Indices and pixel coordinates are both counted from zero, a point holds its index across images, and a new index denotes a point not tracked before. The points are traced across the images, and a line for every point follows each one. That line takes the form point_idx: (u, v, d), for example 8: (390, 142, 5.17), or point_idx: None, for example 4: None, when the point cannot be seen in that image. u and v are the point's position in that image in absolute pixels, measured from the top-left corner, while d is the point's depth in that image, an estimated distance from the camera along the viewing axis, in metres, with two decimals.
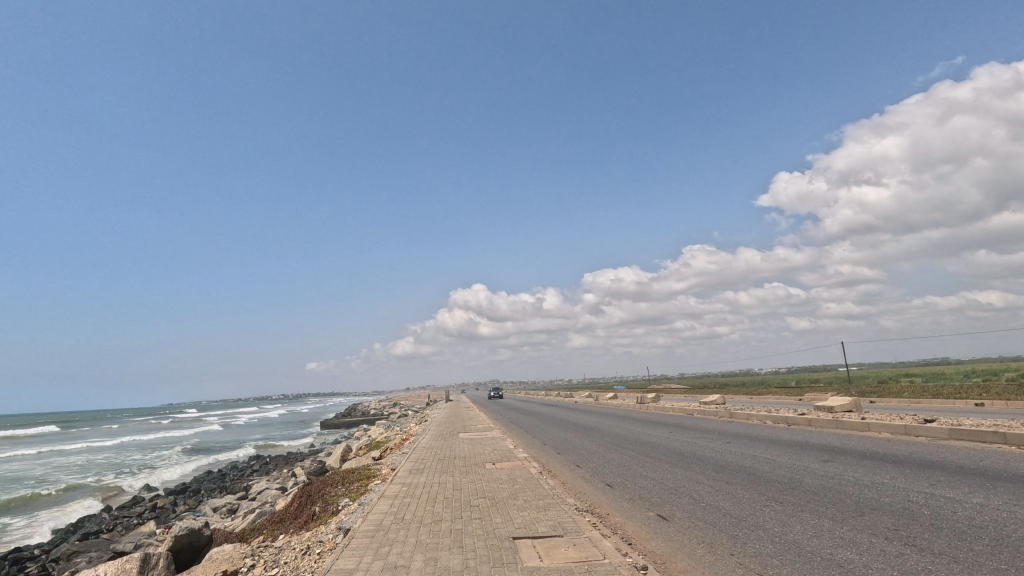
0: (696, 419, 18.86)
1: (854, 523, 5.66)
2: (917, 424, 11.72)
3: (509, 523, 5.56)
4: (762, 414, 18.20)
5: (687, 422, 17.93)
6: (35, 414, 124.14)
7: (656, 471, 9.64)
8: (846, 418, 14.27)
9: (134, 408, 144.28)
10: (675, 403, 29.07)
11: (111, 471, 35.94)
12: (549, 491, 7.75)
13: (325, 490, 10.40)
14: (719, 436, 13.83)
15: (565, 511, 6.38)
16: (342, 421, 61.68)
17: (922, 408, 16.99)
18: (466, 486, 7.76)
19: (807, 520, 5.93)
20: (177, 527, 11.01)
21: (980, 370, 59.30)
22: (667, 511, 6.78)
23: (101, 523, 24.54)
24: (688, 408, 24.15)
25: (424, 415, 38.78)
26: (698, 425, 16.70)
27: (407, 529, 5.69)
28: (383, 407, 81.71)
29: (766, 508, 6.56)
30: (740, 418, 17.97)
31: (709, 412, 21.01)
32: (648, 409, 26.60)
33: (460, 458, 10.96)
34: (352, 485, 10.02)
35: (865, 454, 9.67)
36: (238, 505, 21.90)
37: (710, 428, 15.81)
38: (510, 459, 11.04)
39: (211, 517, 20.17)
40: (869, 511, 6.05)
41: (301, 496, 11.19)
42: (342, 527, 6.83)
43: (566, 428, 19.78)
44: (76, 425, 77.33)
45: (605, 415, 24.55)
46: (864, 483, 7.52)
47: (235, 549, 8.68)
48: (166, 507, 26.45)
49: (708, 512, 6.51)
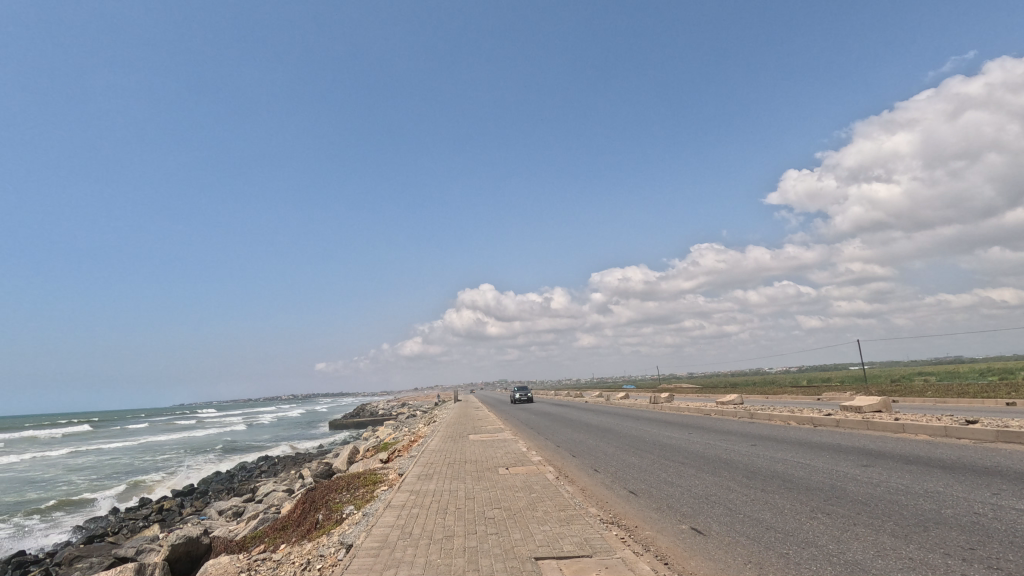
0: (715, 419, 18.13)
1: (921, 541, 5.00)
2: (958, 425, 10.98)
3: (530, 541, 4.95)
4: (785, 414, 17.42)
5: (707, 423, 17.20)
6: (49, 414, 125.59)
7: (682, 478, 8.99)
8: (877, 419, 13.50)
9: (146, 409, 145.46)
10: (690, 403, 28.25)
11: (119, 474, 35.68)
12: (569, 500, 7.13)
13: (329, 497, 9.83)
14: (744, 438, 13.10)
15: (591, 525, 5.77)
16: (351, 421, 61.28)
17: (953, 409, 16.21)
18: (479, 495, 7.15)
19: (864, 536, 5.27)
20: (175, 535, 10.50)
21: (1000, 368, 57.87)
22: (702, 525, 6.14)
23: (107, 526, 24.24)
24: (705, 408, 23.37)
25: (433, 415, 38.25)
26: (718, 426, 15.97)
27: (415, 546, 5.08)
28: (393, 406, 81.21)
29: (813, 521, 5.89)
30: (762, 419, 17.23)
31: (728, 412, 20.25)
32: (663, 409, 25.84)
33: (470, 462, 10.35)
34: (358, 491, 9.43)
35: (907, 458, 8.97)
36: (244, 507, 21.48)
37: (731, 429, 15.08)
38: (524, 463, 10.43)
39: (215, 521, 19.74)
40: (933, 525, 5.38)
41: (304, 502, 10.62)
42: (344, 543, 6.22)
43: (580, 429, 19.12)
44: (87, 426, 77.54)
45: (619, 415, 23.81)
46: (915, 491, 6.84)
47: (232, 561, 8.12)
48: (172, 510, 26.11)
49: (749, 526, 5.87)
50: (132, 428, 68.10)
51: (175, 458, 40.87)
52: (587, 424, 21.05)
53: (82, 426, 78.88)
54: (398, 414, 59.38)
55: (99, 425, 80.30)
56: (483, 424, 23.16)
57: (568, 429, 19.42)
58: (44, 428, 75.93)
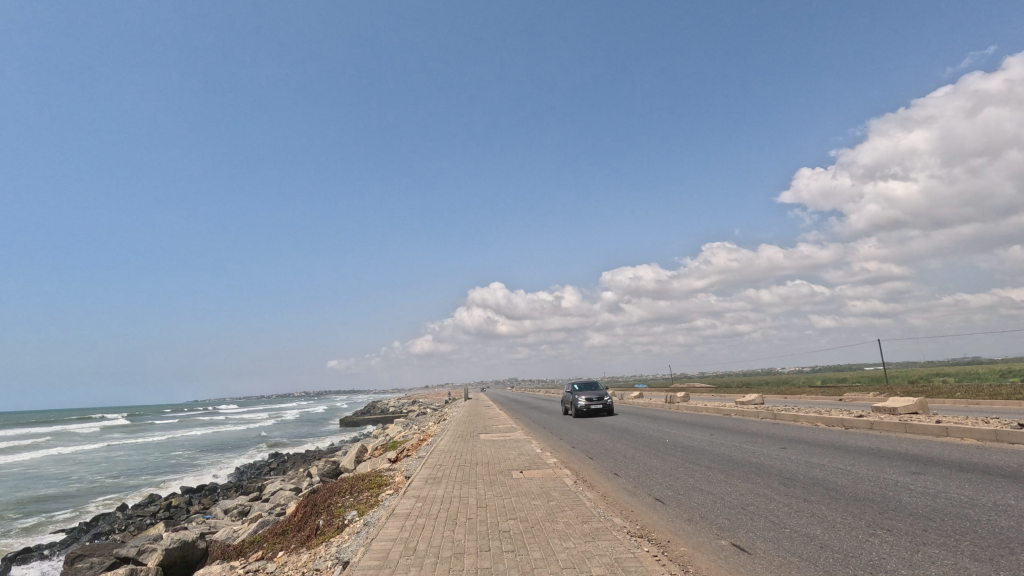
0: (736, 420, 17.30)
1: (1012, 566, 4.26)
2: (1009, 429, 10.13)
3: (552, 561, 4.29)
4: (811, 415, 16.54)
5: (728, 424, 16.40)
6: (65, 410, 126.94)
7: (712, 484, 8.25)
8: (915, 421, 12.62)
9: (160, 406, 146.53)
10: (707, 402, 27.40)
11: (129, 471, 35.51)
12: (592, 510, 6.43)
13: (331, 501, 9.22)
14: (772, 441, 12.28)
15: (621, 541, 5.09)
16: (361, 419, 60.81)
17: (993, 411, 15.26)
18: (491, 503, 6.46)
19: (940, 558, 4.54)
20: (170, 540, 9.97)
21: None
22: (744, 540, 5.42)
23: (114, 523, 23.97)
24: (724, 408, 22.55)
25: (443, 413, 37.78)
26: (741, 428, 15.18)
27: (420, 564, 4.43)
28: (403, 405, 80.79)
29: (874, 539, 5.14)
30: (787, 420, 16.38)
31: (749, 413, 19.43)
32: (679, 409, 24.98)
33: (481, 465, 9.65)
34: (362, 495, 8.81)
35: (962, 465, 8.15)
36: (250, 506, 21.04)
37: (756, 431, 14.29)
38: (539, 466, 9.76)
39: (220, 521, 19.30)
40: (1018, 547, 4.64)
41: (306, 505, 10.04)
42: (341, 557, 5.60)
43: (594, 429, 18.43)
44: (103, 422, 78.19)
45: (634, 415, 23.02)
46: (982, 504, 6.08)
47: (224, 570, 7.57)
48: (180, 507, 25.81)
49: (800, 544, 5.15)
50: (145, 425, 68.38)
51: (186, 456, 40.69)
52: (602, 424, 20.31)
53: (98, 422, 79.54)
54: (408, 411, 58.89)
55: (114, 421, 80.93)
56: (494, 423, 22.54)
57: (583, 429, 18.66)
58: (60, 425, 76.65)
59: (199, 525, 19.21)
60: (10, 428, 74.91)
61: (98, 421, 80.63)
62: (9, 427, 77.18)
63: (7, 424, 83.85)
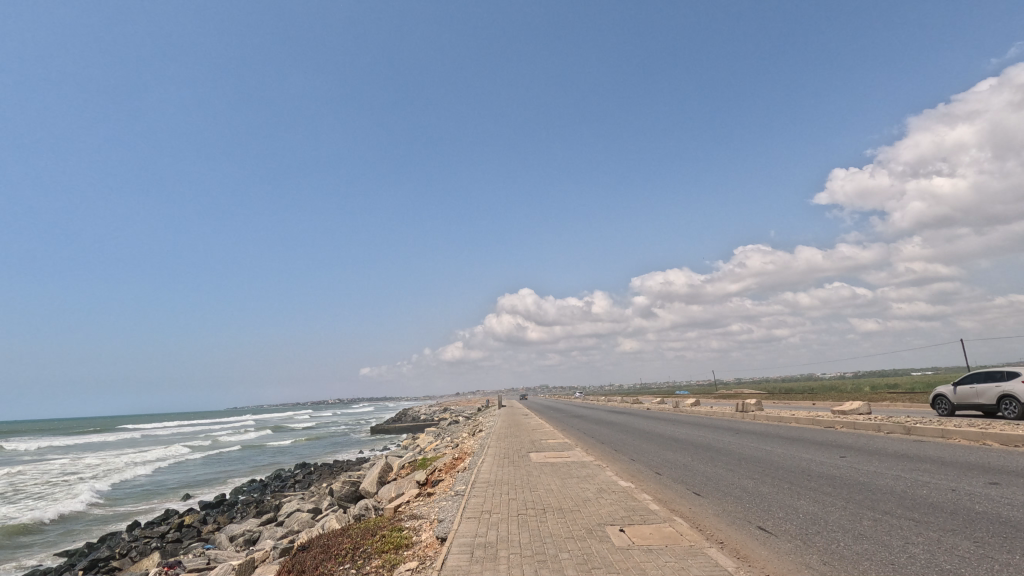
0: (857, 437, 13.43)
1: None
2: None
3: None
4: (961, 429, 12.67)
5: (852, 442, 12.61)
6: (108, 419, 128.63)
7: (984, 568, 4.62)
8: None
9: (197, 416, 148.08)
10: (785, 411, 23.37)
11: (150, 485, 33.31)
12: None
13: (323, 571, 5.95)
14: (962, 473, 8.47)
15: None
16: (392, 428, 58.19)
17: None
18: None
19: None
20: None
21: None
22: None
23: (118, 546, 21.40)
24: (819, 419, 18.51)
25: (478, 423, 34.65)
26: (885, 449, 11.36)
27: None
28: (435, 412, 77.13)
29: None
30: (933, 438, 12.45)
31: (864, 425, 15.48)
32: (759, 419, 21.07)
33: (552, 514, 6.24)
34: (368, 567, 5.60)
35: None
36: (257, 534, 18.07)
37: (911, 455, 10.44)
38: (644, 518, 6.25)
39: (221, 552, 16.43)
40: None
41: (290, 572, 6.69)
42: None
43: (670, 447, 14.73)
44: (141, 431, 77.70)
45: (708, 428, 19.03)
46: None
47: None
48: (189, 529, 23.14)
49: None
50: (178, 435, 66.68)
51: (208, 469, 38.29)
52: (672, 439, 16.55)
53: (134, 431, 78.98)
54: (440, 420, 55.61)
55: (152, 430, 80.34)
56: (541, 436, 19.15)
57: (653, 447, 15.00)
58: (98, 434, 76.47)
59: (198, 556, 16.31)
60: (46, 437, 74.56)
61: (138, 431, 80.44)
62: (55, 435, 77.46)
63: (52, 433, 85.28)
